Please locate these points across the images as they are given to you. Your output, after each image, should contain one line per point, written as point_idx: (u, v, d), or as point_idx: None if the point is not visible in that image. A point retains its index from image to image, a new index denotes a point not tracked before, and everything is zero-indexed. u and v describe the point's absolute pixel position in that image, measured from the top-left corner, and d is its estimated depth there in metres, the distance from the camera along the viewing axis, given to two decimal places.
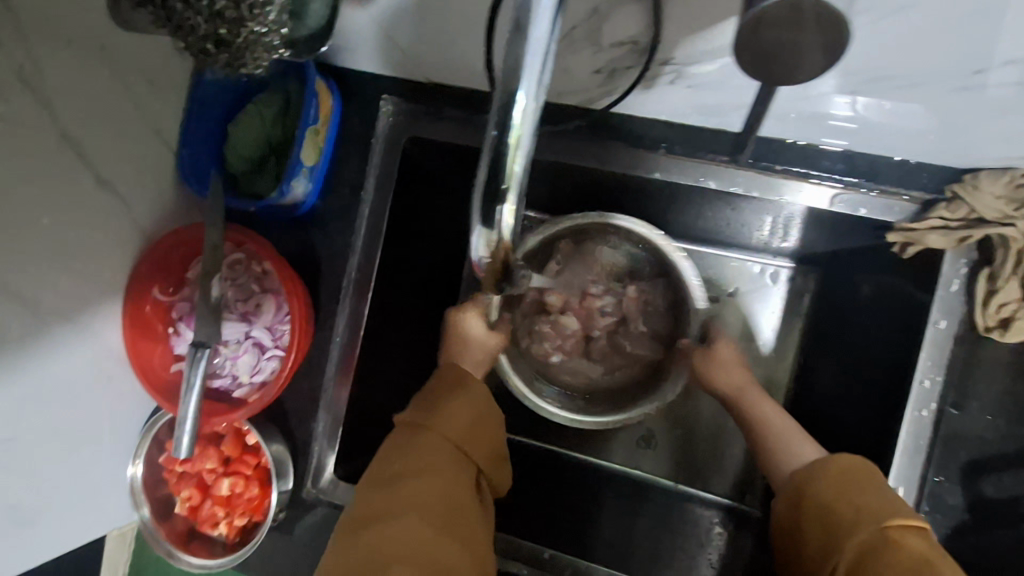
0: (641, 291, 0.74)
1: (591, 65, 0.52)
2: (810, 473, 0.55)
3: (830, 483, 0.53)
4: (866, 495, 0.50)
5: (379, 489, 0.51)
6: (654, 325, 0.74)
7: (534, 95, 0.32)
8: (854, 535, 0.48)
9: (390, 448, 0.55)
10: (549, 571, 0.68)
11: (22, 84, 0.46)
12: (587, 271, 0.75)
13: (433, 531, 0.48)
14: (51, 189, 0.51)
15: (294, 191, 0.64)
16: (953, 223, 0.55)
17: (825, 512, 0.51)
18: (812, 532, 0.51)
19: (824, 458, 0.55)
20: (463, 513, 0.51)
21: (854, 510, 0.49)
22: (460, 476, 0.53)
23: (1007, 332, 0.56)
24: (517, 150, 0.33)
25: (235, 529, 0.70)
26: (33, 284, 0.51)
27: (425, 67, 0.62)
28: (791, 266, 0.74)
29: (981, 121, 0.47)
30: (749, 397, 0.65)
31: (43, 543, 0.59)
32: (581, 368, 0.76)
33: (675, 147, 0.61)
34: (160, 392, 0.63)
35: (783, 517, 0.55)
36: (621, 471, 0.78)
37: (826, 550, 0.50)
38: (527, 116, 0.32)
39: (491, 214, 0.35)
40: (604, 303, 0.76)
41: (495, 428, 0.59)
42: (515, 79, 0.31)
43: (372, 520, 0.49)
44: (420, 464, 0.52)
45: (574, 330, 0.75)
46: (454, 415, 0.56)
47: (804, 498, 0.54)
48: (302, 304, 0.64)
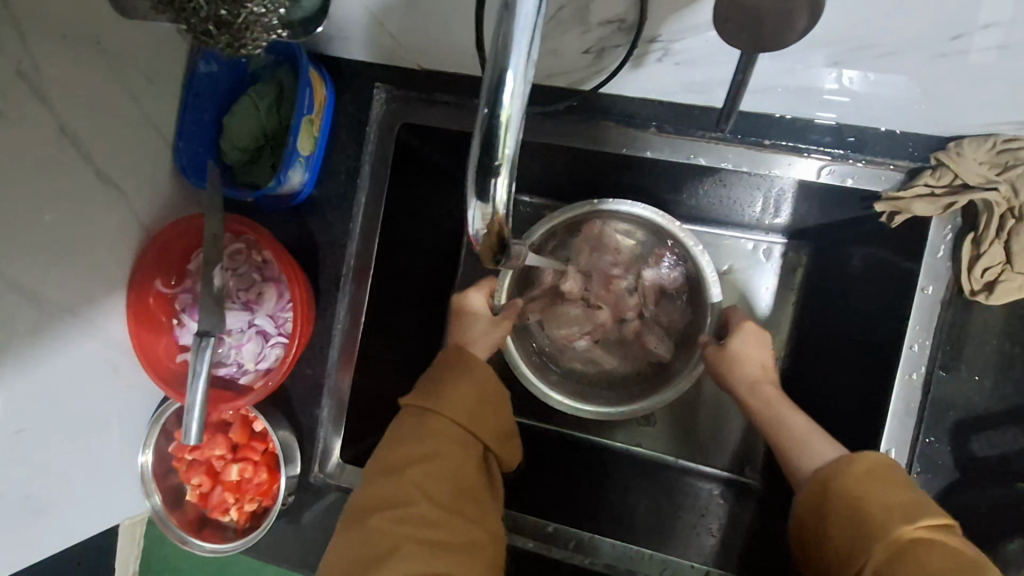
0: (658, 276, 0.75)
1: (579, 45, 0.53)
2: (832, 469, 0.51)
3: (856, 482, 0.49)
4: (895, 494, 0.47)
5: (385, 474, 0.53)
6: (678, 313, 0.75)
7: (523, 73, 0.33)
8: (886, 537, 0.45)
9: (399, 429, 0.56)
10: (552, 544, 0.70)
11: (20, 78, 0.47)
12: (603, 256, 0.76)
13: (436, 517, 0.50)
14: (51, 182, 0.52)
15: (291, 180, 0.65)
16: (939, 189, 0.56)
17: (852, 512, 0.47)
18: (836, 533, 0.48)
19: (849, 454, 0.51)
20: (465, 498, 0.53)
21: (882, 511, 0.46)
22: (465, 457, 0.55)
23: (992, 294, 0.58)
24: (508, 129, 0.34)
25: (246, 514, 0.72)
26: (36, 277, 0.52)
27: (416, 53, 0.63)
28: (784, 241, 0.75)
29: (962, 87, 0.48)
30: (762, 395, 0.62)
31: (50, 537, 0.60)
32: (601, 359, 0.77)
33: (665, 125, 0.62)
34: (168, 382, 0.65)
35: (802, 515, 0.52)
36: (625, 448, 0.82)
37: (853, 552, 0.46)
38: (516, 96, 0.33)
39: (486, 188, 0.35)
40: (628, 284, 0.76)
41: (501, 405, 0.59)
42: (504, 54, 0.32)
43: (378, 505, 0.51)
44: (424, 449, 0.53)
45: (607, 317, 0.76)
46: (455, 398, 0.57)
47: (826, 495, 0.50)
48: (303, 290, 0.64)
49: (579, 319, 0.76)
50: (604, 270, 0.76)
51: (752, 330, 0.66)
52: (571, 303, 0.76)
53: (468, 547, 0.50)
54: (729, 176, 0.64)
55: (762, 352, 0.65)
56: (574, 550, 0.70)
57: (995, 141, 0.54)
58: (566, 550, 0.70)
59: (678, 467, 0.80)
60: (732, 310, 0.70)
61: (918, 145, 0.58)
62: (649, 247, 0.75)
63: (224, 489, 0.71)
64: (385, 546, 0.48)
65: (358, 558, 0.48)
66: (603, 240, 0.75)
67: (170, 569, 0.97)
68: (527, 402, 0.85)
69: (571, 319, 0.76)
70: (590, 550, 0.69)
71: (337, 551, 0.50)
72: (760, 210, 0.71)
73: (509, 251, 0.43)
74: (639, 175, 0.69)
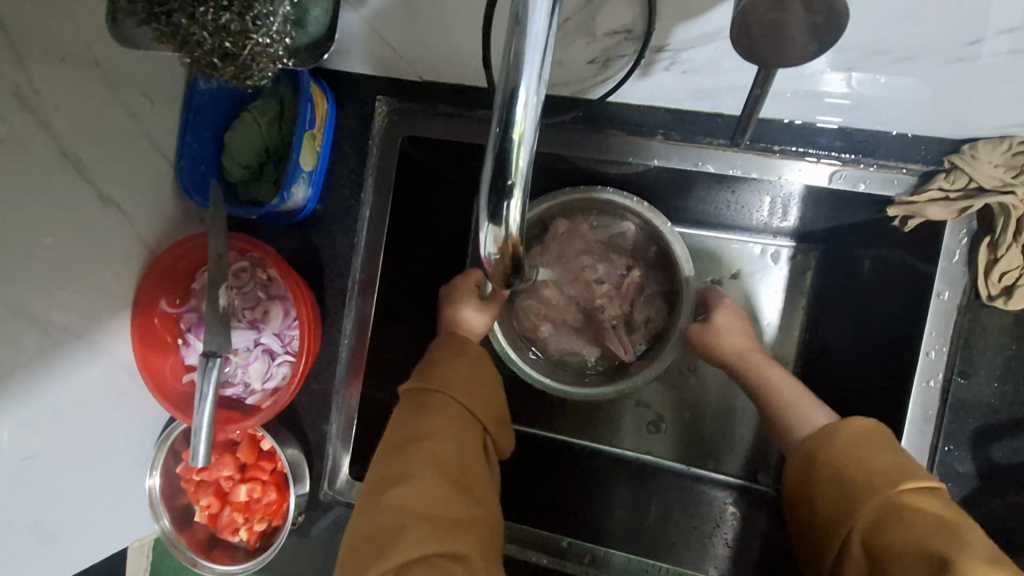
0: (639, 280, 0.79)
1: (585, 56, 0.52)
2: (820, 438, 0.54)
3: (843, 452, 0.51)
4: (882, 459, 0.49)
5: (395, 452, 0.54)
6: (651, 311, 0.79)
7: (535, 91, 0.32)
8: (869, 500, 0.47)
9: (404, 409, 0.58)
10: (568, 559, 0.71)
11: (20, 104, 0.47)
12: (575, 243, 0.79)
13: (445, 490, 0.51)
14: (52, 207, 0.51)
15: (295, 197, 0.64)
16: (953, 194, 0.54)
17: (838, 479, 0.50)
18: (824, 500, 0.50)
19: (838, 422, 0.54)
20: (471, 475, 0.54)
21: (869, 476, 0.48)
22: (466, 434, 0.57)
23: (1011, 299, 0.56)
24: (521, 146, 0.33)
25: (256, 534, 0.70)
26: (40, 302, 0.51)
27: (417, 65, 0.62)
28: (792, 245, 0.76)
29: (979, 90, 0.47)
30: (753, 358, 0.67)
31: (69, 556, 0.60)
32: (576, 345, 0.81)
33: (671, 133, 0.61)
34: (174, 404, 0.64)
35: (795, 484, 0.54)
36: (634, 456, 0.81)
37: (841, 516, 0.49)
38: (528, 113, 0.32)
39: (499, 210, 0.34)
40: (599, 271, 0.80)
41: (498, 389, 0.63)
42: (516, 73, 0.32)
43: (387, 483, 0.52)
44: (430, 425, 0.55)
45: (562, 299, 0.80)
46: (457, 379, 0.60)
47: (815, 464, 0.53)
48: (310, 308, 0.64)
49: (536, 307, 0.80)
50: (579, 259, 0.79)
51: (727, 305, 0.72)
52: (546, 289, 0.79)
53: (474, 523, 0.51)
54: (737, 183, 0.63)
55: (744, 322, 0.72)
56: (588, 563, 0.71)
57: (1011, 144, 0.53)
58: (581, 564, 0.71)
59: (690, 476, 0.79)
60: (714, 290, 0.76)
61: (930, 148, 0.56)
62: (631, 245, 0.79)
63: (233, 510, 0.70)
64: (398, 520, 0.48)
65: (370, 533, 0.49)
66: (574, 231, 0.79)
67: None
68: (537, 411, 0.85)
69: (531, 305, 0.79)
70: (602, 565, 0.70)
71: (351, 531, 0.50)
72: (767, 215, 0.71)
73: (522, 271, 0.41)
74: (644, 177, 0.69)
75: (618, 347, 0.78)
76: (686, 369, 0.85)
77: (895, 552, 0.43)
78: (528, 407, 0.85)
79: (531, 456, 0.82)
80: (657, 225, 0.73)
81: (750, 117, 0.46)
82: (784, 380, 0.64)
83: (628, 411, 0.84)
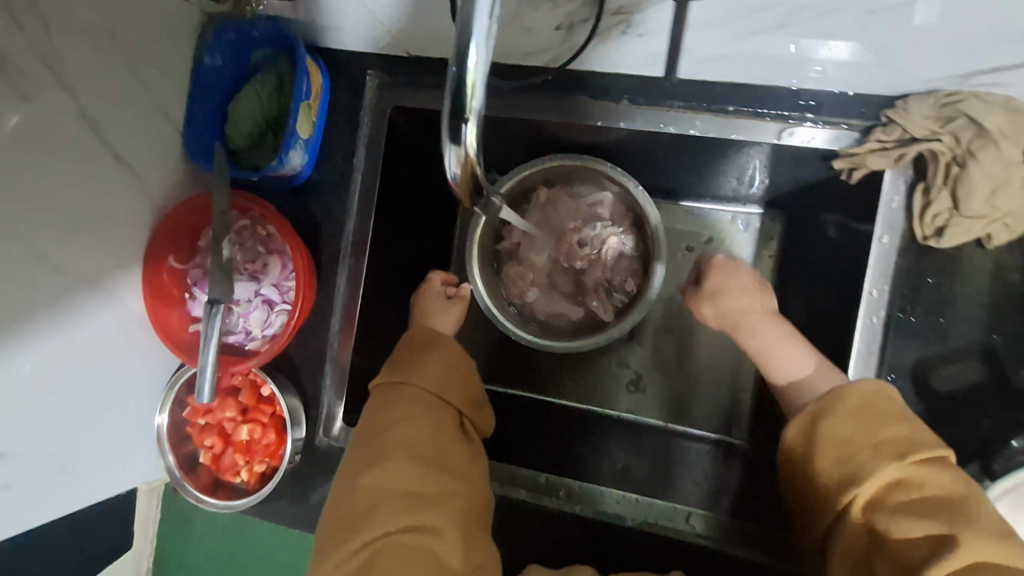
0: (618, 242, 0.83)
1: (552, 22, 0.58)
2: (825, 405, 0.56)
3: (852, 418, 0.54)
4: (889, 430, 0.52)
5: (370, 438, 0.61)
6: (628, 272, 0.84)
7: (485, 46, 0.38)
8: (879, 472, 0.51)
9: (378, 398, 0.65)
10: (546, 493, 0.74)
11: (45, 67, 0.53)
12: (560, 214, 0.85)
13: (416, 470, 0.59)
14: (71, 161, 0.57)
15: (292, 161, 0.70)
16: (889, 144, 0.59)
17: (843, 448, 0.53)
18: (826, 466, 0.53)
19: (840, 388, 0.56)
20: (443, 454, 0.61)
21: (876, 447, 0.52)
22: (437, 417, 0.63)
23: (943, 239, 0.60)
24: (474, 89, 0.39)
25: (256, 475, 0.75)
26: (60, 248, 0.57)
27: (403, 39, 0.68)
28: (761, 211, 0.81)
29: (904, 42, 0.52)
30: (747, 323, 0.67)
31: (78, 491, 0.66)
32: (560, 308, 0.87)
33: (637, 98, 0.66)
34: (183, 350, 0.70)
35: (793, 445, 0.57)
36: (615, 415, 0.87)
37: (845, 482, 0.52)
38: (481, 65, 0.38)
39: (459, 133, 0.40)
40: (584, 236, 0.84)
41: (468, 373, 0.70)
42: (468, 31, 0.37)
43: (362, 467, 0.59)
44: (401, 412, 0.63)
45: (546, 264, 0.86)
46: (423, 370, 0.67)
47: (817, 431, 0.55)
48: (305, 260, 0.69)
49: (522, 273, 0.86)
50: (564, 225, 0.85)
51: (718, 265, 0.71)
52: (531, 257, 0.86)
53: (448, 496, 0.58)
54: (700, 146, 0.68)
55: (743, 279, 0.70)
56: (565, 498, 0.74)
57: (938, 97, 0.57)
58: (558, 498, 0.74)
59: (667, 430, 0.85)
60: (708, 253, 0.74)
61: (871, 106, 0.61)
62: (610, 212, 0.83)
63: (236, 451, 0.76)
64: (375, 500, 0.57)
65: (351, 512, 0.57)
66: (553, 202, 0.84)
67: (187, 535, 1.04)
68: (522, 374, 0.91)
69: (517, 272, 0.86)
70: (580, 498, 0.73)
71: (334, 508, 0.59)
72: (736, 182, 0.76)
73: (484, 191, 0.47)
74: (616, 142, 0.74)
75: (600, 306, 0.84)
76: (664, 332, 0.89)
77: (904, 524, 0.47)
78: (514, 370, 0.91)
79: (518, 413, 0.88)
80: (629, 185, 0.77)
81: None
82: (785, 340, 0.64)
83: (609, 371, 0.89)
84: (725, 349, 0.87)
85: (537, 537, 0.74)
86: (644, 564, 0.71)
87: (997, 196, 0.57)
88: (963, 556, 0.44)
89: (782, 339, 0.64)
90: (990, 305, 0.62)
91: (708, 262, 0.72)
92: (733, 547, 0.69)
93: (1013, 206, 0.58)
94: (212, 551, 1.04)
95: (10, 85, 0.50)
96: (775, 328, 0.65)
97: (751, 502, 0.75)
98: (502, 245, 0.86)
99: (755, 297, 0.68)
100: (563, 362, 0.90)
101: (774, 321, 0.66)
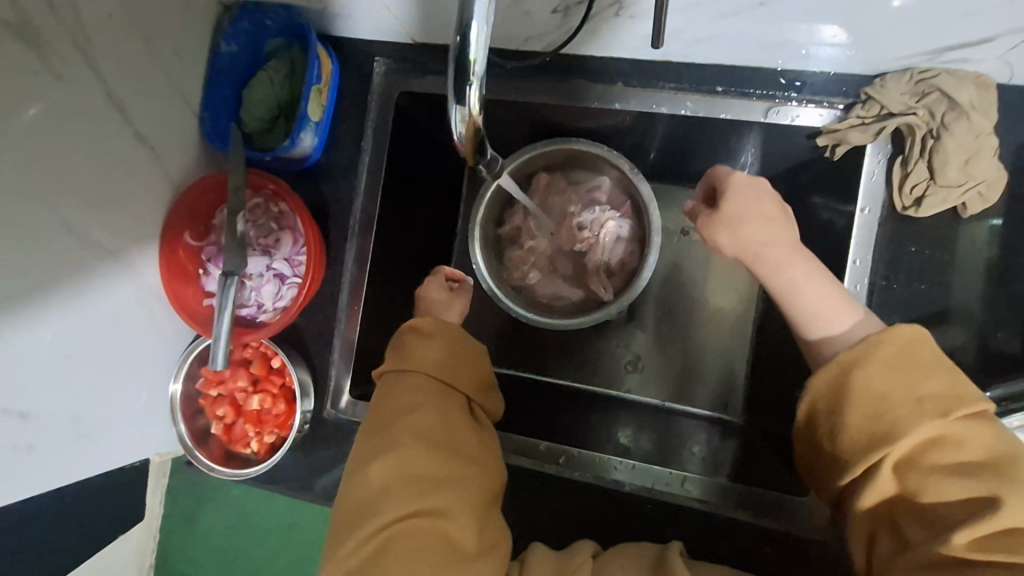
0: (617, 224, 0.85)
1: (549, 6, 0.61)
2: (860, 354, 0.50)
3: (890, 372, 0.49)
4: (929, 384, 0.48)
5: (380, 427, 0.63)
6: (624, 254, 0.86)
7: (484, 26, 0.41)
8: (918, 430, 0.47)
9: (385, 387, 0.67)
10: (544, 459, 0.77)
11: (76, 46, 0.56)
12: (563, 200, 0.88)
13: (426, 455, 0.60)
14: (97, 137, 0.60)
15: (303, 143, 0.74)
16: (869, 120, 0.63)
17: (877, 403, 0.48)
18: (857, 422, 0.49)
19: (877, 335, 0.51)
20: (452, 439, 0.63)
21: (918, 404, 0.47)
22: (445, 403, 0.65)
23: (921, 208, 0.64)
24: (475, 59, 0.41)
25: (266, 446, 0.79)
26: (86, 220, 0.60)
27: (409, 26, 0.72)
28: None
29: (880, 21, 0.55)
30: (768, 258, 0.59)
31: (91, 459, 0.68)
32: (561, 290, 0.90)
33: (630, 80, 0.71)
34: (197, 321, 0.73)
35: (818, 395, 0.52)
36: (611, 394, 0.89)
37: (878, 439, 0.48)
38: (480, 43, 0.41)
39: (462, 93, 0.43)
40: (583, 219, 0.87)
41: (475, 358, 0.71)
42: (469, 9, 0.40)
43: (372, 454, 0.61)
44: (409, 401, 0.64)
45: (547, 248, 0.89)
46: (426, 357, 0.68)
47: (847, 385, 0.50)
48: (316, 235, 0.73)
49: (524, 257, 0.89)
50: (565, 210, 0.88)
51: (741, 186, 0.61)
52: (533, 240, 0.88)
53: (459, 479, 0.60)
54: (692, 127, 0.72)
55: (766, 203, 0.61)
56: (563, 464, 0.77)
57: (913, 74, 0.61)
58: (557, 465, 0.77)
59: (663, 410, 0.87)
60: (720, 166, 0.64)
61: (851, 85, 0.65)
62: (609, 197, 0.86)
63: (246, 421, 0.79)
64: (387, 485, 0.58)
65: (363, 498, 0.59)
66: (552, 186, 0.88)
67: (192, 517, 1.06)
68: (522, 355, 0.93)
69: (518, 256, 0.89)
70: (576, 464, 0.76)
71: (347, 494, 0.60)
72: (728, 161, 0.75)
73: (484, 146, 0.51)
74: (612, 126, 0.77)
75: (598, 287, 0.86)
76: (662, 314, 0.91)
77: (939, 486, 0.46)
78: (515, 351, 0.93)
79: (519, 391, 0.90)
80: (624, 167, 0.79)
81: (659, 32, 0.52)
82: (814, 278, 0.57)
83: (607, 353, 0.91)
84: (722, 328, 0.88)
85: (544, 500, 0.77)
86: (637, 531, 0.74)
87: (971, 165, 0.61)
88: (1002, 522, 0.43)
89: (810, 278, 0.57)
90: (972, 272, 0.65)
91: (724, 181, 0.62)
92: (724, 509, 0.72)
93: (986, 174, 0.62)
94: (216, 534, 1.06)
95: (43, 64, 0.53)
96: (803, 266, 0.58)
97: (750, 461, 0.76)
98: (504, 230, 0.89)
99: (777, 227, 0.60)
100: (563, 344, 0.93)
101: (800, 256, 0.58)
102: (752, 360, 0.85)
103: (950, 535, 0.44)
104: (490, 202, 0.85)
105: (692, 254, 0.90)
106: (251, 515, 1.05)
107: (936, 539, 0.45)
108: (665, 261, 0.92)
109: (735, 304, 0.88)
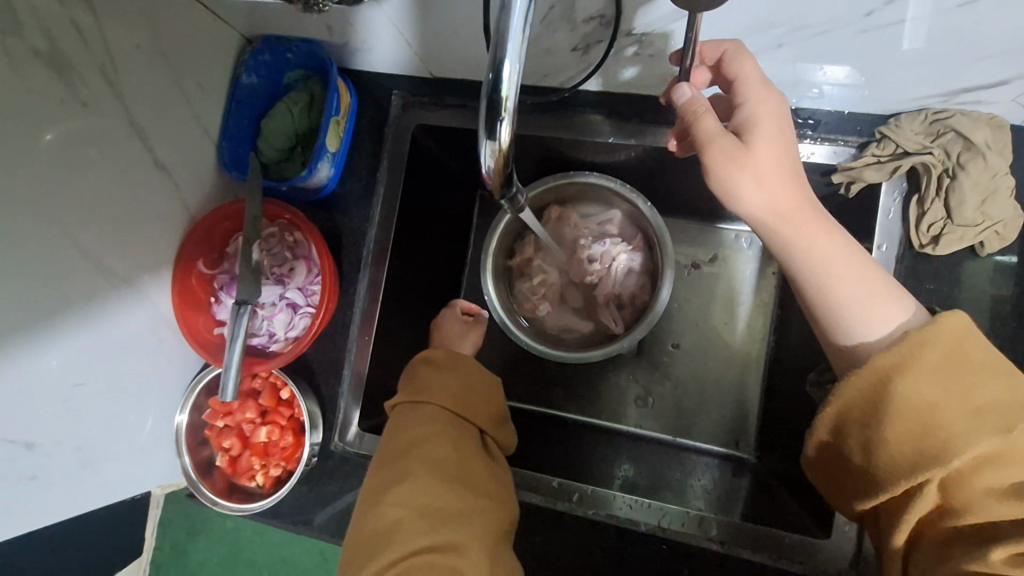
0: (627, 258, 0.86)
1: (569, 44, 0.62)
2: (900, 361, 0.47)
3: (933, 381, 0.46)
4: (984, 393, 0.45)
5: (391, 460, 0.62)
6: (636, 287, 0.86)
7: (517, 64, 0.41)
8: (973, 446, 0.44)
9: (398, 420, 0.66)
10: (559, 498, 0.75)
11: (102, 78, 0.57)
12: (572, 232, 0.87)
13: (433, 486, 0.58)
14: (118, 165, 0.60)
15: (319, 173, 0.74)
16: (884, 158, 0.64)
17: (923, 415, 0.46)
18: (899, 436, 0.47)
19: (927, 329, 0.47)
20: (459, 469, 0.61)
21: (972, 417, 0.45)
22: (456, 435, 0.64)
23: (938, 246, 0.64)
24: (507, 93, 0.41)
25: (271, 479, 0.77)
26: (103, 247, 0.60)
27: (427, 60, 0.72)
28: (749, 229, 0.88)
29: (896, 65, 0.56)
30: (795, 222, 0.52)
31: (94, 489, 0.66)
32: (571, 323, 0.89)
33: (645, 117, 0.72)
34: (206, 350, 0.72)
35: (850, 405, 0.49)
36: (620, 428, 0.88)
37: (928, 457, 0.46)
38: (512, 81, 0.41)
39: (494, 127, 0.43)
40: (593, 252, 0.87)
41: (481, 389, 0.70)
42: (502, 47, 0.40)
43: (382, 490, 0.59)
44: (419, 433, 0.63)
45: (556, 279, 0.89)
46: (441, 388, 0.68)
47: (885, 393, 0.47)
48: (331, 266, 0.73)
49: (534, 287, 0.88)
50: (575, 242, 0.88)
51: (765, 112, 0.53)
52: (543, 272, 0.88)
53: (468, 512, 0.58)
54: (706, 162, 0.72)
55: (788, 144, 0.53)
56: (577, 502, 0.74)
57: (927, 114, 0.62)
58: (570, 502, 0.74)
59: (676, 446, 0.86)
60: (740, 59, 0.54)
61: (865, 124, 0.66)
62: (620, 233, 0.87)
63: (252, 454, 0.78)
64: (394, 521, 0.56)
65: (371, 534, 0.57)
66: (564, 219, 0.87)
67: (184, 550, 1.03)
68: (531, 388, 0.92)
69: (528, 287, 0.88)
70: (590, 501, 0.74)
71: (356, 530, 0.58)
72: None
73: (511, 180, 0.51)
74: (624, 162, 0.79)
75: (609, 320, 0.86)
76: (673, 347, 0.90)
77: (991, 507, 0.44)
78: (524, 383, 0.92)
79: (525, 427, 0.89)
80: (642, 207, 0.80)
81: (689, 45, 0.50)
82: (852, 260, 0.52)
83: (617, 387, 0.90)
84: (735, 364, 0.87)
85: (559, 536, 0.74)
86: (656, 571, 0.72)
87: (988, 204, 0.62)
88: None
89: (849, 259, 0.52)
90: (988, 310, 0.64)
91: (747, 102, 0.53)
92: (743, 550, 0.69)
93: (1003, 214, 0.63)
94: (206, 568, 1.03)
95: (70, 91, 0.54)
96: (829, 235, 0.52)
97: (764, 504, 0.75)
98: (515, 260, 0.88)
99: (795, 176, 0.53)
100: (571, 378, 0.91)
101: (824, 223, 0.52)
102: (765, 395, 0.85)
103: (991, 550, 0.44)
104: (502, 233, 0.85)
105: (703, 289, 0.90)
106: (243, 549, 1.02)
107: (977, 555, 0.45)
108: (675, 296, 0.91)
109: (747, 339, 0.87)
